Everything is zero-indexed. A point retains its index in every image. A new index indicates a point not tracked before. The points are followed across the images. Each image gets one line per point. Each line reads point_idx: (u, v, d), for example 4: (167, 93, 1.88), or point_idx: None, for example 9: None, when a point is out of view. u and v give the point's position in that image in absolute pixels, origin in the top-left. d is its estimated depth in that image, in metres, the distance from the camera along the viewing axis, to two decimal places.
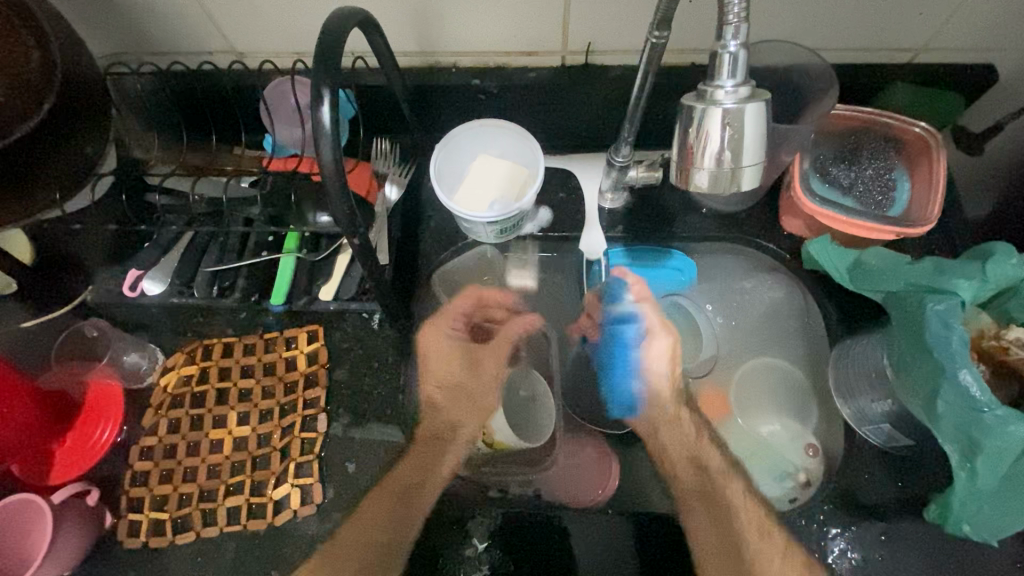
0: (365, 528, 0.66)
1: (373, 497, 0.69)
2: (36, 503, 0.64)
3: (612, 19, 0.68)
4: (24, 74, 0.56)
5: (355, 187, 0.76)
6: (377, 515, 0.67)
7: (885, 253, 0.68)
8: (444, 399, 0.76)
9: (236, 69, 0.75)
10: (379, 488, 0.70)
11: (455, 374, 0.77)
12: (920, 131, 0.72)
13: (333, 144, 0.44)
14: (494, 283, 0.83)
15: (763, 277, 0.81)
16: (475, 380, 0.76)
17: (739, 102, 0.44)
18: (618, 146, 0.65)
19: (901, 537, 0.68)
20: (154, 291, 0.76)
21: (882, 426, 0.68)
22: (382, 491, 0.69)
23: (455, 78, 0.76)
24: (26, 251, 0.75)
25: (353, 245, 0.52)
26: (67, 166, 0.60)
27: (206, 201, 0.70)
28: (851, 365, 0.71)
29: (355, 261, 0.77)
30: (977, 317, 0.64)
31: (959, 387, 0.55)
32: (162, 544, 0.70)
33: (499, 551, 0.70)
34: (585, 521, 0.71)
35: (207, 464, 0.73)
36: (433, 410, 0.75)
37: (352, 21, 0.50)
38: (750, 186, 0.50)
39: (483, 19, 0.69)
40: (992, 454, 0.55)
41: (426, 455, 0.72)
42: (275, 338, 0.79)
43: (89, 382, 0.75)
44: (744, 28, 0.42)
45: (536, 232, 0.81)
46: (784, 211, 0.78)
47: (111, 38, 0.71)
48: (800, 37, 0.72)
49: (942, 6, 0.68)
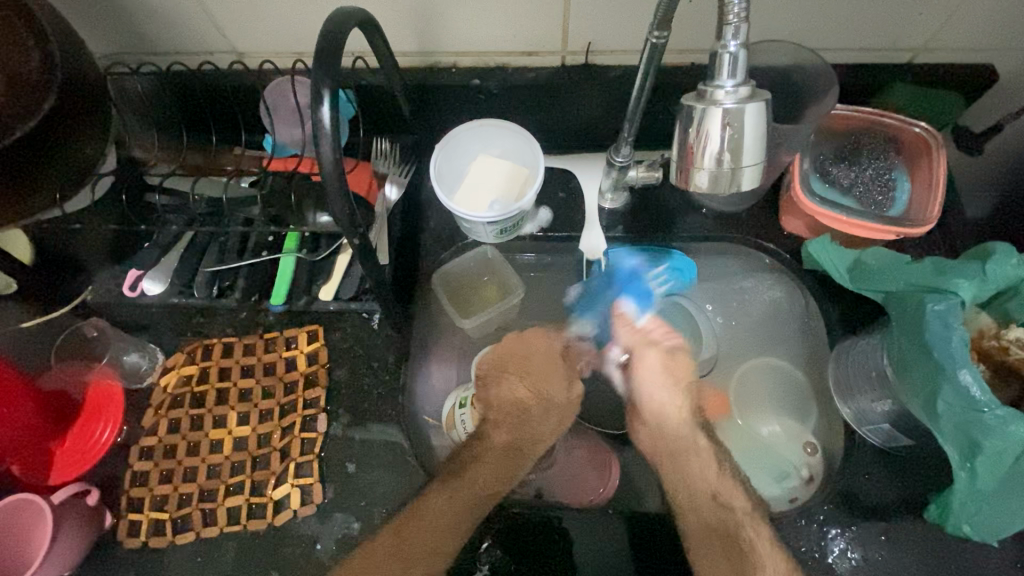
0: (434, 530, 0.66)
1: (448, 494, 0.68)
2: (36, 502, 0.64)
3: (613, 20, 0.68)
4: (23, 75, 0.55)
5: (355, 187, 0.76)
6: (454, 516, 0.67)
7: (883, 253, 0.68)
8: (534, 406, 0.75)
9: (236, 69, 0.75)
10: (451, 489, 0.68)
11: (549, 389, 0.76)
12: (920, 132, 0.72)
13: (333, 143, 0.44)
14: (495, 283, 0.82)
15: (763, 277, 0.81)
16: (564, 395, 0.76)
17: (739, 102, 0.44)
18: (618, 146, 0.64)
19: (901, 536, 0.68)
20: (154, 291, 0.75)
21: (883, 427, 0.68)
22: (456, 493, 0.68)
23: (455, 78, 0.76)
24: (26, 251, 0.76)
25: (354, 245, 0.52)
26: (66, 167, 0.60)
27: (206, 200, 0.71)
28: (851, 364, 0.70)
29: (355, 261, 0.77)
30: (975, 317, 0.64)
31: (959, 387, 0.55)
32: (162, 545, 0.70)
33: (499, 551, 0.69)
34: (587, 522, 0.71)
35: (207, 464, 0.73)
36: (519, 412, 0.74)
37: (352, 21, 0.50)
38: (751, 186, 0.50)
39: (482, 20, 0.69)
40: (992, 454, 0.55)
41: (501, 465, 0.70)
42: (275, 339, 0.79)
43: (90, 381, 0.76)
44: (744, 28, 0.42)
45: (536, 232, 0.81)
46: (784, 211, 0.78)
47: (112, 38, 0.71)
48: (799, 36, 0.72)
49: (942, 6, 0.68)
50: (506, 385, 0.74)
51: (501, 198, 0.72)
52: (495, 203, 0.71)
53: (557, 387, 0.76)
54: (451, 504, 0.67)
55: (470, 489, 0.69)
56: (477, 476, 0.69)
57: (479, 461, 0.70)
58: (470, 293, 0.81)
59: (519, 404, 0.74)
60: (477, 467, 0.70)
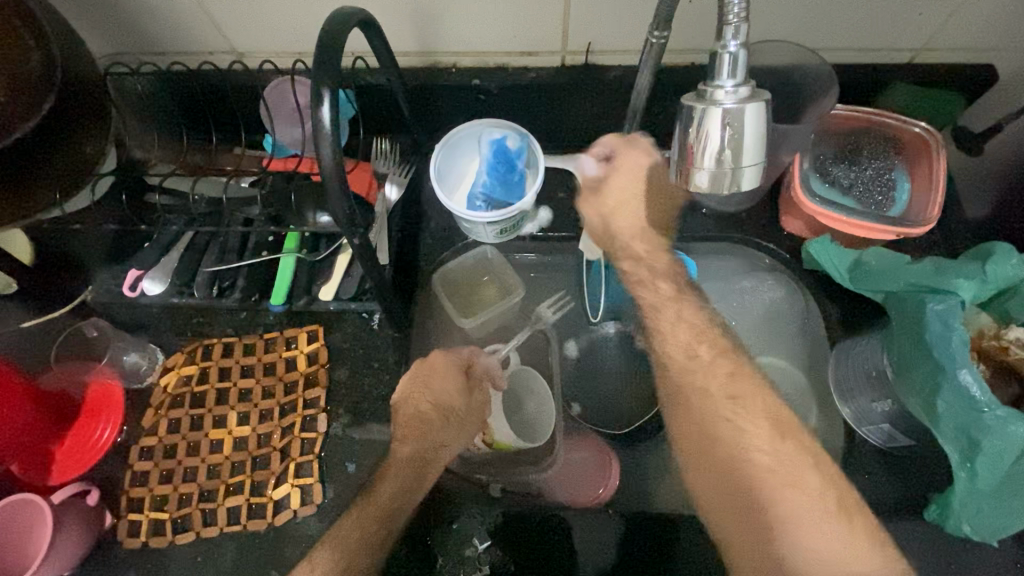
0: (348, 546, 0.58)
1: (355, 514, 0.61)
2: (36, 502, 0.64)
3: (613, 20, 0.68)
4: (22, 74, 0.55)
5: (355, 187, 0.77)
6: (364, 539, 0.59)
7: (883, 253, 0.68)
8: (437, 418, 0.69)
9: (236, 69, 0.74)
10: (356, 511, 0.61)
11: (452, 404, 0.69)
12: (920, 131, 0.73)
13: (333, 143, 0.44)
14: (495, 283, 0.81)
15: (763, 276, 0.81)
16: (469, 406, 0.70)
17: (739, 102, 0.44)
18: (618, 147, 0.65)
19: (902, 537, 0.68)
20: (154, 291, 0.75)
21: (882, 427, 0.68)
22: (360, 515, 0.61)
23: (455, 78, 0.76)
24: (26, 251, 0.75)
25: (353, 245, 0.52)
26: (65, 168, 0.60)
27: (206, 201, 0.71)
28: (851, 364, 0.71)
29: (355, 261, 0.77)
30: (976, 316, 0.64)
31: (959, 386, 0.55)
32: (162, 545, 0.70)
33: (499, 551, 0.69)
34: (585, 520, 0.71)
35: (207, 464, 0.73)
36: (422, 424, 0.68)
37: (353, 21, 0.50)
38: (751, 186, 0.49)
39: (482, 19, 0.69)
40: (992, 454, 0.55)
41: (410, 476, 0.65)
42: (275, 340, 0.79)
43: (90, 381, 0.76)
44: (744, 28, 0.43)
45: (536, 232, 0.82)
46: (784, 211, 0.78)
47: (111, 38, 0.71)
48: (800, 36, 0.72)
49: (943, 6, 0.68)
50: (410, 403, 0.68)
51: (489, 177, 0.73)
52: (486, 182, 0.73)
53: (458, 398, 0.69)
54: (354, 525, 0.60)
55: (394, 504, 0.63)
56: (383, 494, 0.63)
57: (382, 479, 0.64)
58: (469, 292, 0.80)
59: (422, 418, 0.68)
60: (383, 483, 0.64)
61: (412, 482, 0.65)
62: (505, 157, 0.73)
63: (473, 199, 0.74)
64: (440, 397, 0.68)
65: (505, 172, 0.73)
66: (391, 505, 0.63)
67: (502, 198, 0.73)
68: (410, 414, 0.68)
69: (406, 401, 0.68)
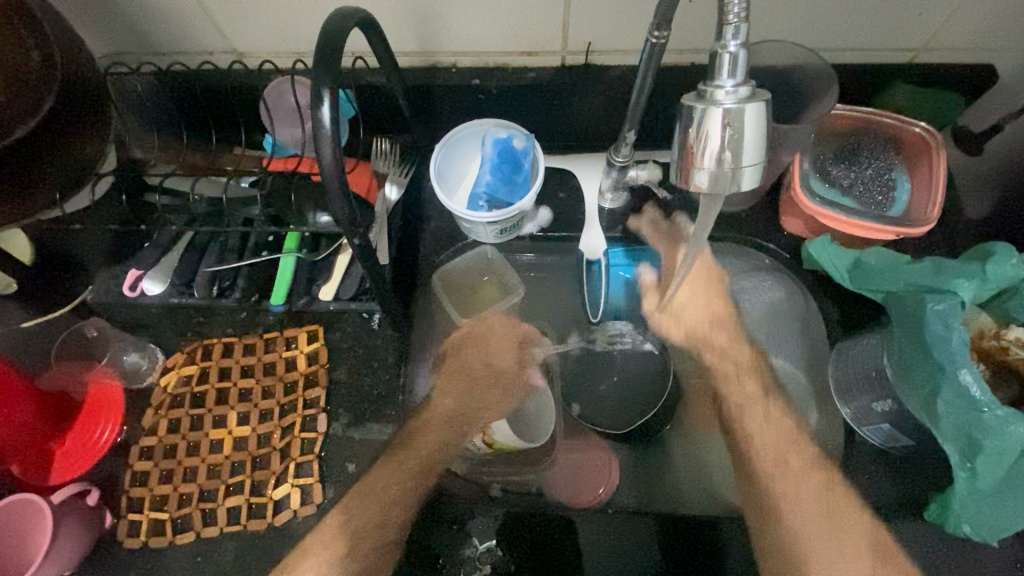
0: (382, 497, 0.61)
1: (391, 467, 0.63)
2: (36, 503, 0.64)
3: (613, 20, 0.68)
4: (23, 74, 0.56)
5: (355, 186, 0.76)
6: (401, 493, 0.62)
7: (883, 253, 0.68)
8: (486, 374, 0.73)
9: (236, 69, 0.74)
10: (394, 460, 0.64)
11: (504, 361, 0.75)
12: (920, 132, 0.72)
13: (333, 143, 0.44)
14: (494, 283, 0.82)
15: (764, 277, 0.79)
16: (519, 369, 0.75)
17: (739, 102, 0.44)
18: (618, 147, 0.65)
19: (901, 537, 0.68)
20: (154, 291, 0.75)
21: (882, 427, 0.69)
22: (399, 464, 0.63)
23: (455, 78, 0.76)
24: (26, 251, 0.76)
25: (353, 245, 0.52)
26: (65, 168, 0.60)
27: (206, 201, 0.71)
28: (851, 365, 0.72)
29: (355, 261, 0.77)
30: (976, 316, 0.64)
31: (959, 387, 0.55)
32: (162, 545, 0.70)
33: (500, 551, 0.70)
34: (587, 521, 0.71)
35: (207, 464, 0.73)
36: (469, 378, 0.72)
37: (352, 21, 0.50)
38: (751, 186, 0.49)
39: (481, 19, 0.69)
40: (992, 454, 0.55)
41: (449, 430, 0.68)
42: (275, 340, 0.78)
43: (90, 381, 0.76)
44: (744, 28, 0.43)
45: (536, 232, 0.82)
46: (784, 211, 0.78)
47: (111, 38, 0.71)
48: (800, 36, 0.72)
49: (943, 6, 0.68)
50: (462, 354, 0.74)
51: (489, 176, 0.73)
52: (485, 182, 0.73)
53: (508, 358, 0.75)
54: (394, 477, 0.63)
55: (431, 456, 0.66)
56: (422, 444, 0.65)
57: (425, 430, 0.67)
58: (469, 292, 0.81)
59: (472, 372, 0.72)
60: (424, 432, 0.67)
61: (458, 433, 0.68)
62: (507, 157, 0.73)
63: (472, 200, 0.73)
64: (498, 348, 0.75)
65: (505, 173, 0.72)
66: (434, 453, 0.66)
67: (501, 200, 0.72)
68: (460, 367, 0.73)
69: (460, 353, 0.74)
